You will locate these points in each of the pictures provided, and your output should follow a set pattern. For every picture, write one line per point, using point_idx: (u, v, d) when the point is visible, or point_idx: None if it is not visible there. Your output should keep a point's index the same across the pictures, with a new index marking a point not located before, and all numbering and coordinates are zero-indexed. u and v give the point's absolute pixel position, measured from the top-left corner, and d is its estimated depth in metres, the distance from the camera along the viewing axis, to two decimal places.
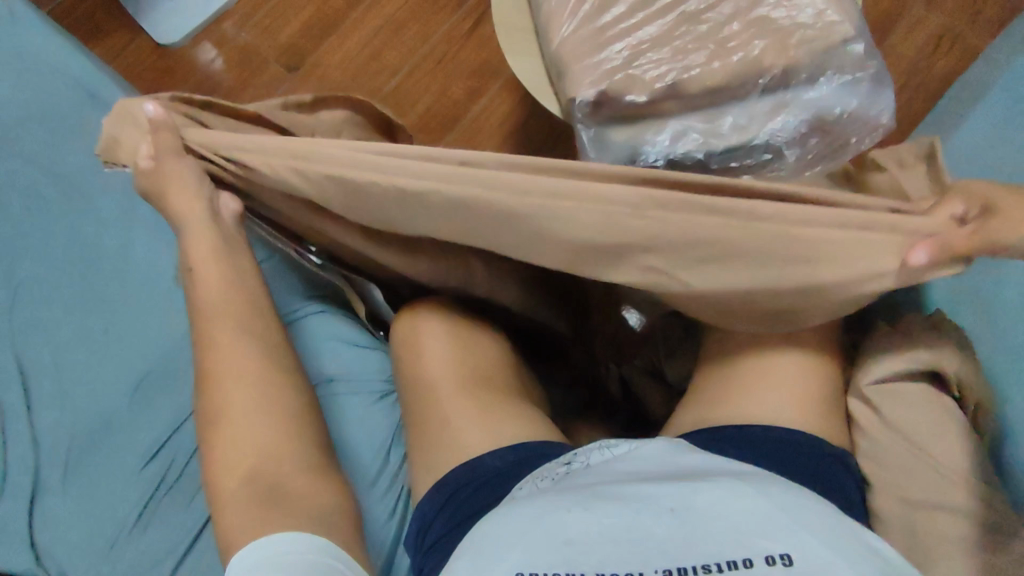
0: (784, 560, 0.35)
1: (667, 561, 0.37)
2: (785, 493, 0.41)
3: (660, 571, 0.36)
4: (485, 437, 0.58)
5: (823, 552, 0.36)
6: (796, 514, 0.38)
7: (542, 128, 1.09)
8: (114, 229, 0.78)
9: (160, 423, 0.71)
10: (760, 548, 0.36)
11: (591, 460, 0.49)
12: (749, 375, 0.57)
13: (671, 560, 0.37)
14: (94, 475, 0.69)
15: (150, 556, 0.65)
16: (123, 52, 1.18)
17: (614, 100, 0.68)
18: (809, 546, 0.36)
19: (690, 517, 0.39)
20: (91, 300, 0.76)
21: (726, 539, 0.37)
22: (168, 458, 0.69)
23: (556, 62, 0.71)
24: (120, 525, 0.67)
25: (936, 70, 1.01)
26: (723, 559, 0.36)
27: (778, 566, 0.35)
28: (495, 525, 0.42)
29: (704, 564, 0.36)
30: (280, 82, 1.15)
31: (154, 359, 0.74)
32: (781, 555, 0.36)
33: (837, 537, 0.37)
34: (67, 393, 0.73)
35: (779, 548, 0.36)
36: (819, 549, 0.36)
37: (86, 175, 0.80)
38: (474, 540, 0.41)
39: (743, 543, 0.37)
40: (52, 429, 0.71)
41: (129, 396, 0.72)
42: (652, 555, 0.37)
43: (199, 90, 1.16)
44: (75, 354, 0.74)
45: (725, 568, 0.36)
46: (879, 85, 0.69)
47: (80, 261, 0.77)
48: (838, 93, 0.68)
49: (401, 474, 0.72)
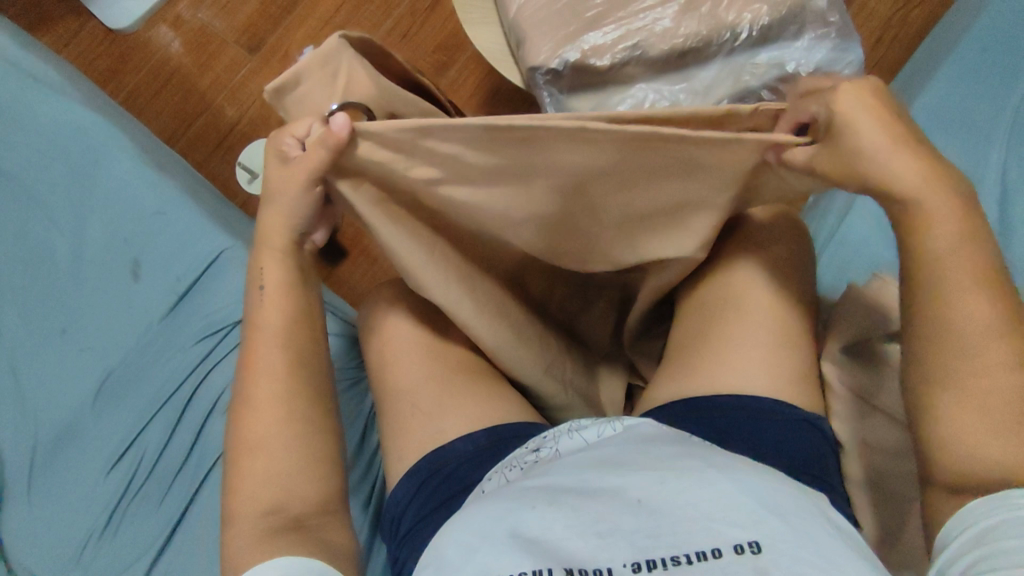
0: (752, 548, 0.35)
1: (636, 554, 0.36)
2: (753, 478, 0.39)
3: (629, 564, 0.36)
4: (455, 422, 0.57)
5: (794, 541, 0.35)
6: (768, 503, 0.37)
7: (512, 102, 1.06)
8: (64, 226, 0.75)
9: (126, 425, 0.69)
10: (729, 535, 0.36)
11: (562, 447, 0.48)
12: (714, 346, 0.56)
13: (639, 553, 0.36)
14: (61, 479, 0.68)
15: (123, 558, 0.64)
16: (72, 39, 1.13)
17: (574, 71, 0.65)
18: (780, 533, 0.35)
19: (658, 510, 0.38)
20: (48, 300, 0.73)
21: (695, 528, 0.36)
22: (137, 456, 0.68)
23: (515, 27, 0.68)
24: (92, 528, 0.66)
25: (910, 25, 0.98)
26: (692, 550, 0.36)
27: (747, 555, 0.35)
28: (464, 525, 0.40)
29: (673, 555, 0.36)
30: (240, 64, 1.11)
31: (117, 358, 0.72)
32: (749, 542, 0.35)
33: (805, 525, 0.36)
34: (26, 397, 0.71)
35: (749, 535, 0.35)
36: (788, 535, 0.35)
37: (32, 171, 0.76)
38: (441, 539, 0.40)
39: (714, 532, 0.36)
40: (14, 433, 0.70)
41: (93, 397, 0.70)
42: (620, 549, 0.36)
43: (155, 77, 1.12)
44: (33, 356, 0.72)
45: (694, 559, 0.35)
46: (848, 37, 0.67)
47: (32, 261, 0.74)
48: (801, 51, 0.66)
49: (377, 462, 0.70)
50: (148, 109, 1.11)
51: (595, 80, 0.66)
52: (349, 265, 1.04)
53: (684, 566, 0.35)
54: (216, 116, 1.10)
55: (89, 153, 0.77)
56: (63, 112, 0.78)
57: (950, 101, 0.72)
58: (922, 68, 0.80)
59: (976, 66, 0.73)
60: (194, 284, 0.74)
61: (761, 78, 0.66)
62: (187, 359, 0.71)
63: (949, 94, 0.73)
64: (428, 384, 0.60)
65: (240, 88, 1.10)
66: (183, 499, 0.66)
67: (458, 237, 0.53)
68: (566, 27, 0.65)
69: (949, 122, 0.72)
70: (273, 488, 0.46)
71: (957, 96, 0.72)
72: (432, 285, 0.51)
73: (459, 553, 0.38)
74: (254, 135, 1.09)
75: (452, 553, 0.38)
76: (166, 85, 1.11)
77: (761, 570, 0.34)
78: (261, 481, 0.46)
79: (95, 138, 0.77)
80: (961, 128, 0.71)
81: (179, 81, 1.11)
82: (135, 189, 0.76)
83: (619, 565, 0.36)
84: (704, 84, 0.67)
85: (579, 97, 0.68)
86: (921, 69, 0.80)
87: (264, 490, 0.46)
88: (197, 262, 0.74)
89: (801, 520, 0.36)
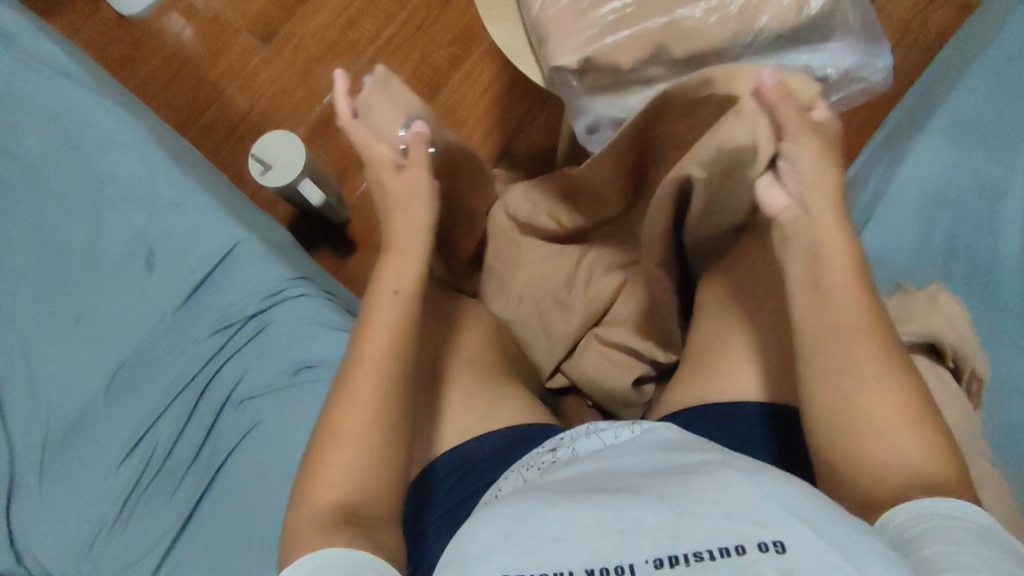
0: (776, 547, 0.33)
1: (658, 551, 0.35)
2: (776, 476, 0.38)
3: (650, 561, 0.35)
4: (470, 422, 0.56)
5: (818, 535, 0.34)
6: (791, 501, 0.36)
7: (527, 98, 1.06)
8: (78, 215, 0.75)
9: (137, 417, 0.69)
10: (753, 534, 0.34)
11: (581, 451, 0.47)
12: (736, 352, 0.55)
13: (660, 549, 0.35)
14: (71, 470, 0.67)
15: (134, 551, 0.64)
16: (84, 25, 1.12)
17: (597, 71, 0.64)
18: (805, 532, 0.34)
19: (679, 504, 0.37)
20: (60, 289, 0.73)
21: (717, 524, 0.35)
22: (149, 448, 0.67)
23: (536, 25, 0.66)
24: (103, 519, 0.65)
25: (930, 29, 0.98)
26: (715, 545, 0.34)
27: (771, 554, 0.33)
28: (483, 522, 0.40)
29: (695, 550, 0.34)
30: (252, 54, 1.10)
31: (130, 349, 0.71)
32: (774, 541, 0.34)
33: (830, 519, 0.35)
34: (37, 387, 0.70)
35: (773, 535, 0.34)
36: (811, 529, 0.34)
37: (46, 159, 0.76)
38: (461, 540, 0.40)
39: (735, 528, 0.35)
40: (25, 423, 0.69)
41: (105, 388, 0.70)
42: (641, 545, 0.35)
43: (166, 65, 1.11)
44: (44, 344, 0.72)
45: (716, 555, 0.34)
46: (876, 41, 0.66)
47: (45, 250, 0.74)
48: (829, 52, 0.65)
49: None
50: (160, 97, 1.11)
51: (620, 81, 0.66)
52: (360, 258, 1.04)
53: (706, 562, 0.34)
54: (228, 106, 1.09)
55: (103, 142, 0.76)
56: (76, 100, 0.77)
57: (971, 111, 0.72)
58: (943, 75, 0.79)
59: (1004, 73, 0.71)
60: (207, 276, 0.73)
61: None
62: (200, 350, 0.71)
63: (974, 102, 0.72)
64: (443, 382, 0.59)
65: (253, 78, 1.09)
66: (195, 492, 0.66)
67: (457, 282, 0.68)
68: (591, 25, 0.63)
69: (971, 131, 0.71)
70: (342, 498, 0.45)
71: (977, 106, 0.71)
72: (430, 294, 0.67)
73: (479, 553, 0.37)
74: (266, 126, 1.08)
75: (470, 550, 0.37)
76: (177, 74, 1.11)
77: (787, 571, 0.32)
78: (324, 490, 0.45)
79: (107, 127, 0.77)
80: (983, 137, 0.70)
81: (191, 70, 1.10)
82: (148, 178, 0.75)
83: (640, 562, 0.35)
84: None
85: (601, 99, 0.67)
86: (943, 76, 0.79)
87: (326, 503, 0.45)
88: (210, 253, 0.73)
89: (827, 516, 0.35)
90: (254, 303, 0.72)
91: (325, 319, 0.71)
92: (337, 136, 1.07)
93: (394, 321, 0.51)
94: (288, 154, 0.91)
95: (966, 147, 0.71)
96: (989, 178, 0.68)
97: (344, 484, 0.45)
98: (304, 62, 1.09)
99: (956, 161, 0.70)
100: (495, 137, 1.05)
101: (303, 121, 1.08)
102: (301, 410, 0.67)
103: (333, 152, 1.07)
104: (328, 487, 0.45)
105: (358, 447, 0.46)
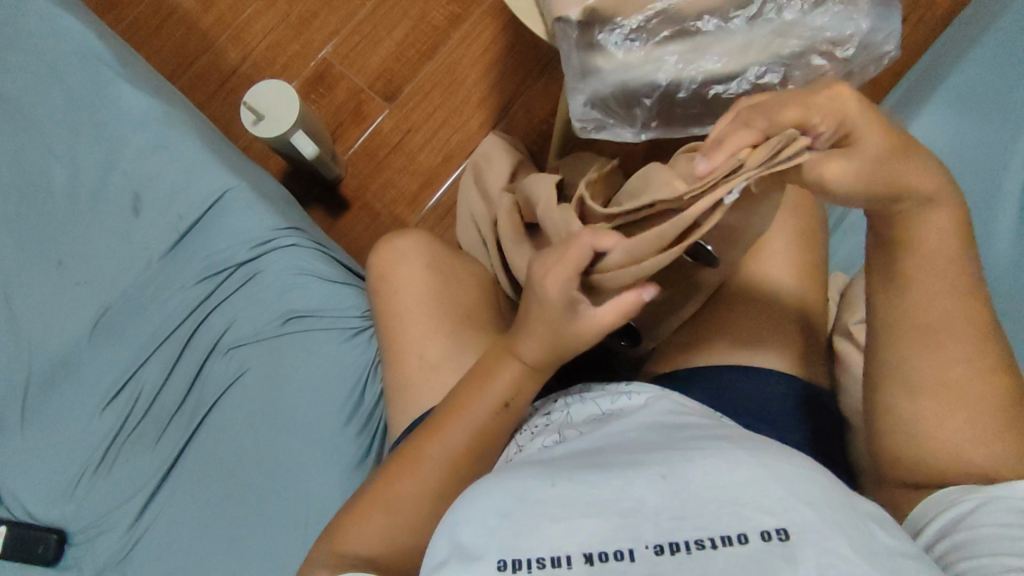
0: (780, 535, 0.32)
1: (659, 536, 0.33)
2: (783, 459, 0.36)
3: (651, 546, 0.33)
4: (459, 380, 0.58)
5: (825, 526, 0.32)
6: (797, 487, 0.34)
7: (528, 59, 1.04)
8: (61, 156, 0.72)
9: (122, 361, 0.68)
10: (755, 521, 0.33)
11: (586, 428, 0.46)
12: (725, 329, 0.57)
13: (662, 534, 0.33)
14: (52, 413, 0.66)
15: (117, 495, 0.64)
16: None
17: (601, 27, 0.60)
18: (810, 520, 0.32)
19: (682, 486, 0.35)
20: (41, 231, 0.71)
21: (719, 511, 0.33)
22: (132, 396, 0.67)
23: None
24: (86, 464, 0.65)
25: (939, 5, 0.96)
26: (716, 534, 0.33)
27: (774, 543, 0.32)
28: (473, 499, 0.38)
29: (697, 538, 0.33)
30: (246, 3, 1.06)
31: (114, 294, 0.70)
32: (776, 530, 0.32)
33: (838, 505, 0.33)
34: (19, 327, 0.69)
35: (776, 522, 0.32)
36: (817, 518, 0.32)
37: (29, 96, 0.73)
38: (451, 516, 0.37)
39: (738, 516, 0.33)
40: (6, 364, 0.68)
41: (87, 334, 0.69)
42: (642, 527, 0.34)
43: (157, 10, 1.07)
44: (25, 284, 0.70)
45: (719, 543, 0.32)
46: (887, 7, 0.65)
47: (29, 190, 0.72)
48: (845, 16, 0.63)
49: (379, 411, 0.67)
50: (148, 43, 1.07)
51: (626, 39, 0.61)
52: (351, 217, 1.02)
53: (708, 550, 0.32)
54: (218, 57, 1.06)
55: (89, 82, 0.74)
56: (63, 36, 0.74)
57: (973, 87, 0.71)
58: (947, 51, 0.78)
59: (1009, 50, 0.71)
60: (195, 223, 0.72)
61: (799, 42, 0.63)
62: (186, 299, 0.70)
63: (976, 78, 0.71)
64: (440, 347, 0.59)
65: (245, 28, 1.06)
66: (179, 441, 0.65)
67: (454, 270, 0.64)
68: None
69: (971, 109, 0.70)
70: (399, 531, 0.46)
71: (981, 83, 0.71)
72: (404, 278, 0.62)
73: (473, 532, 0.35)
74: (258, 79, 1.05)
75: (468, 525, 0.36)
76: (167, 21, 1.07)
77: (790, 561, 0.31)
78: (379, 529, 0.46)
79: (93, 67, 0.74)
80: (983, 115, 0.70)
81: (181, 17, 1.07)
82: (134, 122, 0.73)
83: (641, 546, 0.33)
84: (724, 54, 0.63)
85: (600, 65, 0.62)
86: (949, 49, 0.78)
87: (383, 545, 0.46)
88: (199, 203, 0.72)
89: (835, 506, 0.33)
90: (242, 253, 0.71)
91: (312, 269, 0.70)
92: (330, 93, 1.05)
93: (504, 389, 0.48)
94: (281, 105, 0.89)
95: (966, 124, 0.70)
96: (992, 157, 0.68)
97: (405, 515, 0.46)
98: (299, 14, 1.06)
99: (953, 138, 0.70)
100: (492, 100, 1.03)
101: (296, 74, 1.05)
102: (289, 361, 0.67)
103: (326, 108, 1.05)
104: (382, 515, 0.46)
105: (426, 489, 0.47)
